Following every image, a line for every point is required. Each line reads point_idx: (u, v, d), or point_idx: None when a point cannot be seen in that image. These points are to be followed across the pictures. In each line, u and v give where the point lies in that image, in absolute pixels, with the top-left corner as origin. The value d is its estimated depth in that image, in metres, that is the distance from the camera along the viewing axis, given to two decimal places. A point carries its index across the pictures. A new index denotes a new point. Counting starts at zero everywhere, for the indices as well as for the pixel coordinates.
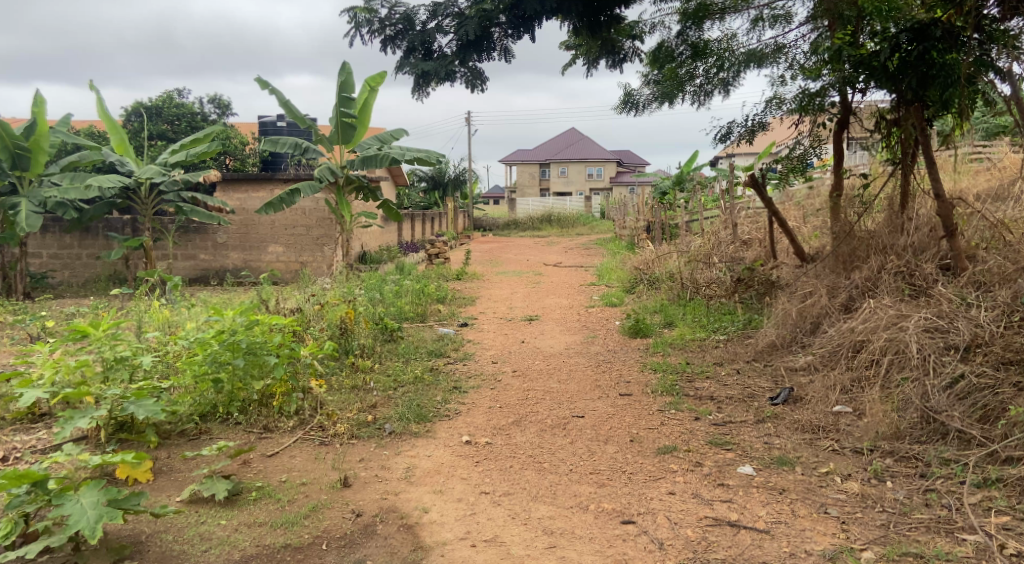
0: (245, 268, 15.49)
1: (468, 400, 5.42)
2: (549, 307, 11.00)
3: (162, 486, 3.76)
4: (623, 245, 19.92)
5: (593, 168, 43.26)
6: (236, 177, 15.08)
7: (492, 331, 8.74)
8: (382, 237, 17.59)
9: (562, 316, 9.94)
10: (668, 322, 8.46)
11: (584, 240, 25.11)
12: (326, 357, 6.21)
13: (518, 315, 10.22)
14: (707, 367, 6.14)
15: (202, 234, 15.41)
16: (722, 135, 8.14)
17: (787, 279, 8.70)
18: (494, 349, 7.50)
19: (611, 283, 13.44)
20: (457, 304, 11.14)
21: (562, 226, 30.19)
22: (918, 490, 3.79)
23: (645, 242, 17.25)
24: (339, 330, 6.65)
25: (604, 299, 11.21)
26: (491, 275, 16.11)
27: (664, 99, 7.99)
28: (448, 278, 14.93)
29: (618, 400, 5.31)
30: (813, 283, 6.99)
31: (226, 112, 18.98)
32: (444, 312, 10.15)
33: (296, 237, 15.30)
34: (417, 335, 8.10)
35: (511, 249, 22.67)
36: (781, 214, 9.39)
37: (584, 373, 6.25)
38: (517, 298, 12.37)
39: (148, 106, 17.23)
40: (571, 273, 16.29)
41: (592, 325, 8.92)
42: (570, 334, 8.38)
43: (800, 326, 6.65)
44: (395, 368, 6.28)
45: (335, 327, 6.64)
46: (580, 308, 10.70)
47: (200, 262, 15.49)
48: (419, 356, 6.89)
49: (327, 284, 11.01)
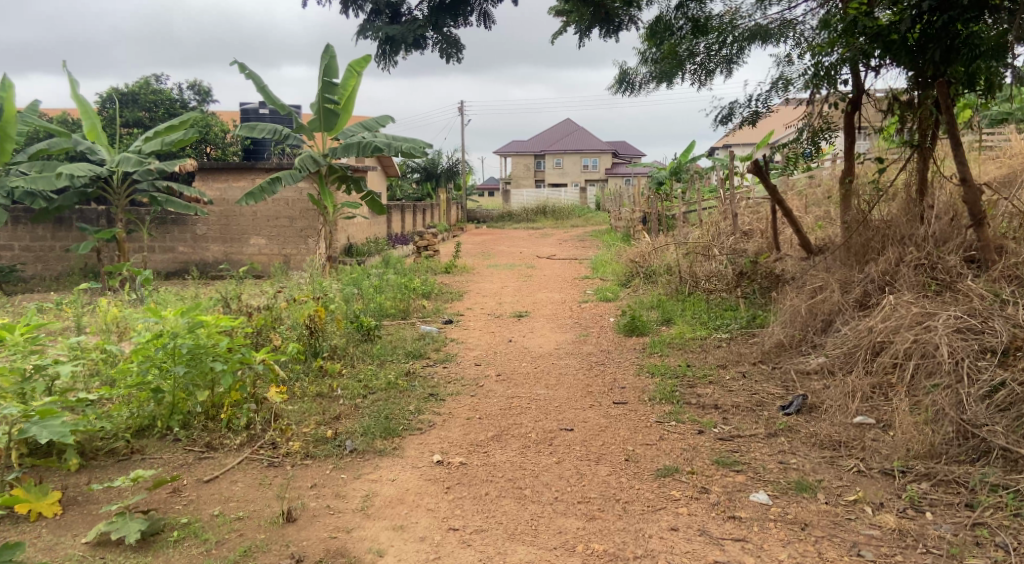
0: (225, 262, 14.92)
1: (444, 410, 4.84)
2: (540, 302, 10.43)
3: (70, 523, 3.20)
4: (618, 237, 19.45)
5: (588, 160, 42.72)
6: (215, 167, 14.51)
7: (477, 329, 8.20)
8: (369, 229, 17.05)
9: (553, 312, 9.41)
10: (666, 318, 7.93)
11: (579, 232, 24.58)
12: (290, 361, 5.65)
13: (507, 310, 9.67)
14: (710, 371, 5.55)
15: (180, 225, 14.83)
16: (724, 118, 7.59)
17: (792, 272, 8.17)
18: (479, 350, 6.96)
19: (606, 277, 12.92)
20: (444, 300, 10.58)
21: (557, 218, 29.64)
22: (964, 525, 3.25)
23: (641, 233, 16.72)
24: (307, 330, 6.12)
25: (598, 293, 10.67)
26: (482, 269, 15.54)
27: (663, 78, 7.40)
28: (436, 271, 14.38)
29: (612, 409, 4.75)
30: (824, 277, 6.43)
31: (207, 98, 18.36)
32: (429, 308, 9.60)
33: (279, 228, 14.74)
34: (396, 334, 7.57)
35: (504, 242, 22.17)
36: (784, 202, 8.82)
37: (572, 376, 5.71)
38: (508, 292, 11.85)
39: (125, 92, 16.70)
40: (564, 266, 15.77)
41: (585, 322, 8.37)
42: (561, 331, 7.85)
43: (809, 325, 6.09)
44: (368, 372, 5.72)
45: (303, 327, 6.10)
46: (572, 303, 10.14)
47: (179, 255, 14.91)
48: (395, 357, 6.36)
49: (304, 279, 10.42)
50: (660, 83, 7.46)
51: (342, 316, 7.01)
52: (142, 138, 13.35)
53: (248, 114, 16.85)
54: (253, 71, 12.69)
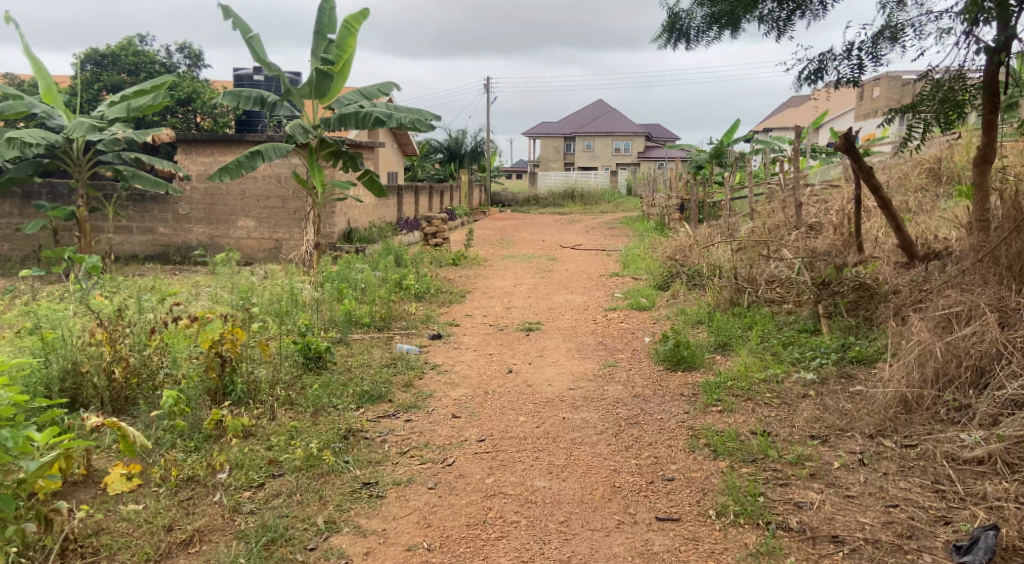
0: (208, 246, 13.13)
1: (386, 528, 3.02)
2: (557, 308, 8.50)
3: None
4: (650, 226, 17.49)
5: (620, 143, 40.52)
6: (197, 140, 12.70)
7: (473, 349, 6.30)
8: (373, 212, 15.19)
9: (573, 323, 7.47)
10: (724, 343, 5.97)
11: (608, 218, 22.61)
12: (169, 418, 3.74)
13: (516, 320, 7.75)
14: (807, 454, 3.52)
15: (161, 204, 13.05)
16: (811, 74, 5.66)
17: (891, 284, 6.16)
18: (467, 384, 5.12)
19: (638, 275, 10.97)
20: (441, 302, 8.73)
21: (585, 203, 27.66)
22: None
23: (679, 223, 14.75)
24: (219, 363, 4.28)
25: (630, 299, 8.72)
26: (496, 260, 13.70)
27: (726, 23, 5.37)
28: (442, 263, 12.57)
29: (650, 538, 2.95)
30: (967, 299, 4.44)
31: (198, 63, 16.48)
32: (418, 316, 7.70)
33: (268, 210, 12.92)
34: (360, 357, 5.73)
35: (525, 227, 20.25)
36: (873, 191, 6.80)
37: (594, 447, 3.78)
38: (520, 292, 9.97)
39: (103, 53, 14.97)
40: (589, 258, 13.87)
41: (614, 343, 6.44)
42: (581, 358, 5.91)
43: (949, 374, 4.05)
44: (285, 435, 3.78)
45: (212, 361, 4.25)
46: (597, 311, 8.19)
47: (159, 237, 13.14)
48: (340, 403, 4.47)
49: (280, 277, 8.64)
50: (723, 29, 5.44)
51: (279, 338, 5.17)
52: (107, 102, 11.54)
53: (240, 81, 15.06)
54: (240, 20, 10.80)
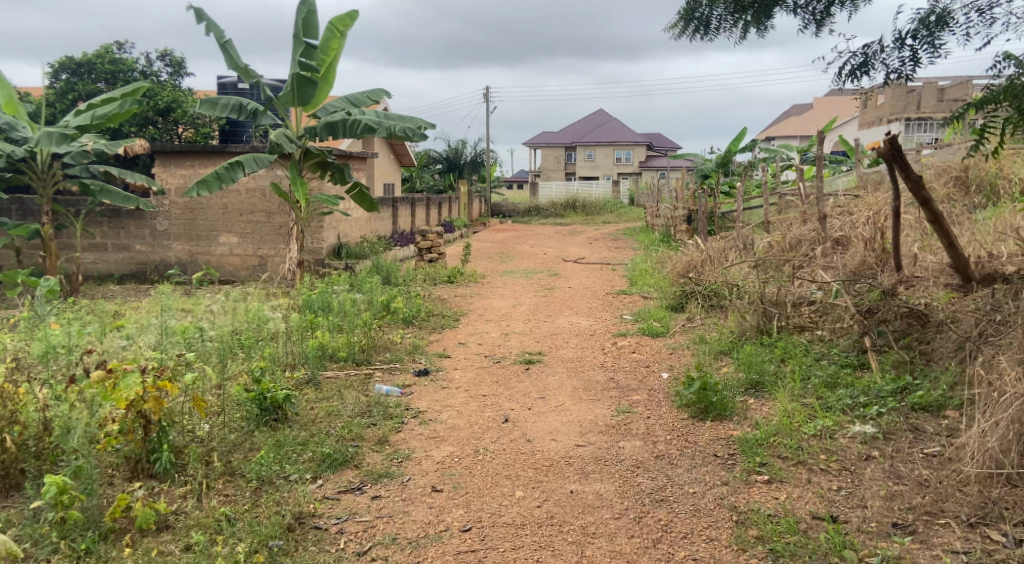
0: (188, 264, 12.26)
1: None
2: (561, 334, 7.64)
3: None
4: (656, 237, 16.64)
5: (622, 152, 39.72)
6: (176, 151, 11.84)
7: (464, 390, 5.43)
8: (364, 226, 14.33)
9: (580, 353, 6.60)
10: (758, 383, 5.10)
11: (612, 229, 21.77)
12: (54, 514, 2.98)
13: (514, 349, 6.87)
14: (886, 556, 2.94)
15: (138, 219, 12.20)
16: (855, 69, 4.82)
17: (952, 312, 5.25)
18: (454, 440, 4.25)
19: (647, 294, 10.11)
20: (432, 328, 7.86)
21: (587, 213, 26.84)
22: None
23: (688, 236, 13.90)
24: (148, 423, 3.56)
25: (642, 323, 7.84)
26: (495, 276, 12.85)
27: (756, 15, 4.36)
28: (437, 281, 11.73)
29: None
30: None
31: (180, 71, 15.63)
32: (404, 346, 6.82)
33: (252, 225, 12.04)
34: (331, 403, 4.86)
35: (525, 240, 19.38)
36: (919, 203, 5.85)
37: (603, 542, 3.12)
38: (520, 314, 9.12)
39: (79, 61, 14.18)
40: (593, 274, 13.02)
41: (629, 381, 5.56)
42: (590, 402, 5.03)
43: None
44: (203, 525, 3.09)
45: (136, 420, 3.52)
46: (606, 338, 7.32)
47: (136, 255, 12.29)
48: (291, 471, 3.61)
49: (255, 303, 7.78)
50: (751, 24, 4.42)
51: (231, 387, 4.34)
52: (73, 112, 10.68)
53: (224, 89, 14.25)
54: (215, 24, 9.99)
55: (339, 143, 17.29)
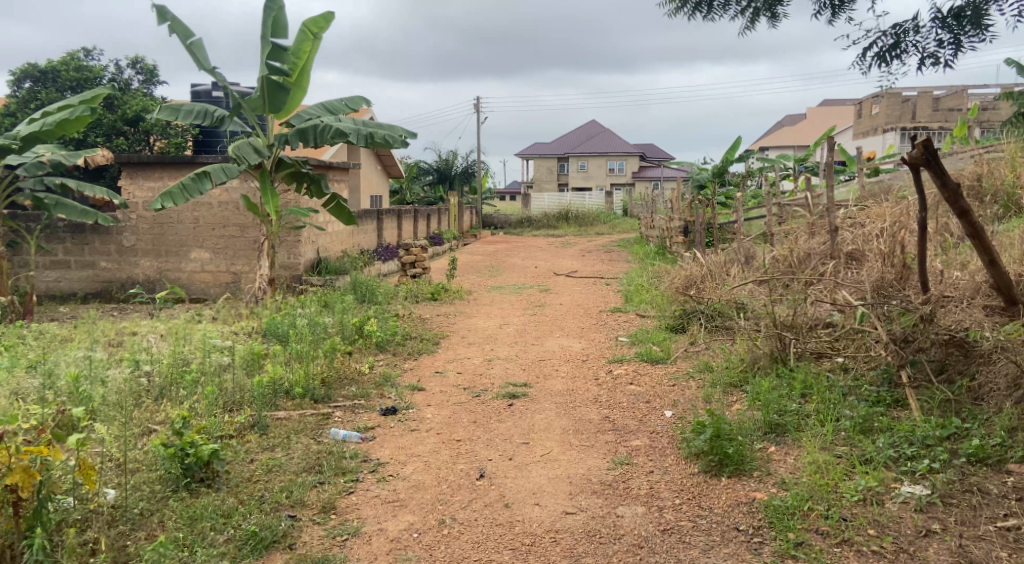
0: (156, 282, 11.41)
1: None
2: (551, 360, 6.88)
3: None
4: (651, 250, 15.92)
5: (615, 163, 39.12)
6: (142, 162, 11.05)
7: (435, 434, 4.65)
8: (345, 239, 13.54)
9: (572, 385, 5.84)
10: (778, 428, 4.33)
11: (606, 241, 21.04)
12: None
13: (497, 380, 6.10)
14: None
15: (102, 235, 11.38)
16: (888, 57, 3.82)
17: (1001, 343, 4.50)
18: (415, 506, 3.52)
19: (645, 313, 9.36)
20: (408, 354, 7.09)
21: (580, 224, 26.13)
22: None
23: (685, 248, 13.17)
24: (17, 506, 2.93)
25: (640, 348, 7.08)
26: (483, 292, 12.08)
27: None
28: (420, 298, 10.95)
29: None
30: None
31: (152, 79, 14.87)
32: (374, 377, 6.03)
33: (224, 239, 11.19)
34: (274, 457, 4.06)
35: (517, 253, 18.64)
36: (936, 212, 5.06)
37: None
38: (507, 336, 8.36)
39: (43, 68, 13.47)
40: (587, 289, 12.26)
41: (626, 422, 4.79)
42: (582, 451, 4.26)
43: None
44: None
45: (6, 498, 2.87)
46: (602, 366, 6.55)
47: (100, 272, 11.45)
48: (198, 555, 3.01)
49: (212, 330, 7.00)
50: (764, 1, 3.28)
51: (158, 444, 3.73)
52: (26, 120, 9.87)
53: (196, 97, 13.49)
54: (180, 25, 9.19)
55: (320, 154, 16.53)
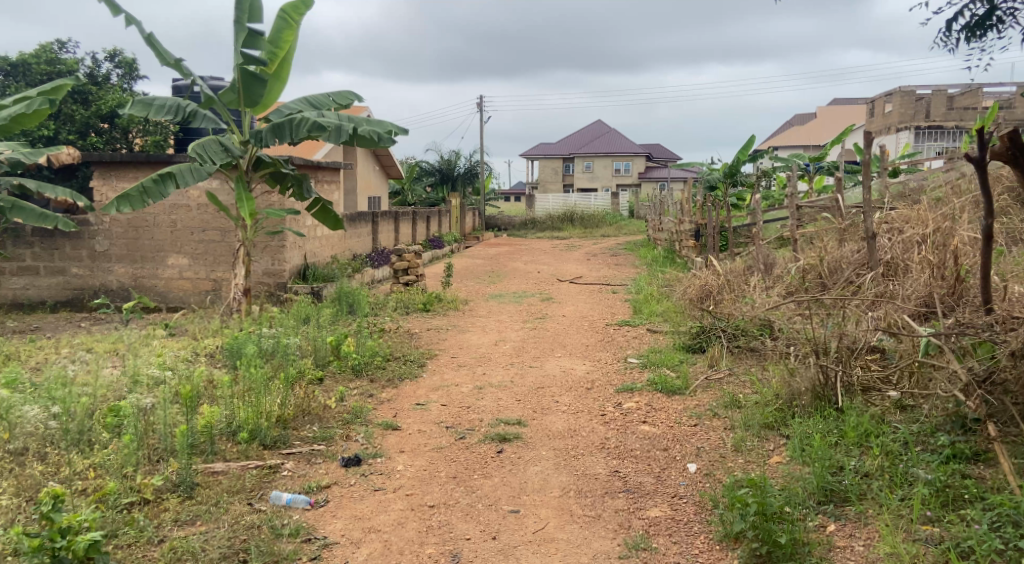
0: (132, 290, 10.39)
1: None
2: (552, 388, 5.95)
3: None
4: (660, 254, 15.00)
5: (621, 163, 38.20)
6: (112, 160, 10.08)
7: (403, 498, 3.72)
8: (334, 244, 12.59)
9: (575, 424, 4.91)
10: (835, 499, 3.40)
11: (613, 243, 20.13)
12: None
13: (488, 416, 5.18)
14: None
15: (71, 239, 10.38)
16: None
17: None
18: None
19: (657, 327, 8.43)
20: (389, 380, 6.17)
21: (585, 226, 25.21)
22: None
23: (697, 253, 12.22)
24: None
25: (656, 373, 6.14)
26: (481, 301, 11.15)
27: None
28: (412, 309, 10.01)
29: None
30: None
31: (132, 73, 14.01)
32: (344, 412, 5.09)
33: (203, 244, 10.18)
34: (192, 544, 3.15)
35: (519, 256, 17.73)
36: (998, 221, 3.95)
37: None
38: (503, 355, 7.44)
39: (12, 61, 12.61)
40: (593, 298, 11.32)
41: (642, 483, 3.84)
42: (586, 528, 3.34)
43: None
44: None
45: None
46: (614, 396, 5.62)
47: (70, 280, 10.43)
48: None
49: (165, 353, 6.06)
50: None
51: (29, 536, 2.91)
52: None
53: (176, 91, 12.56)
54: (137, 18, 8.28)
55: (311, 153, 15.60)
